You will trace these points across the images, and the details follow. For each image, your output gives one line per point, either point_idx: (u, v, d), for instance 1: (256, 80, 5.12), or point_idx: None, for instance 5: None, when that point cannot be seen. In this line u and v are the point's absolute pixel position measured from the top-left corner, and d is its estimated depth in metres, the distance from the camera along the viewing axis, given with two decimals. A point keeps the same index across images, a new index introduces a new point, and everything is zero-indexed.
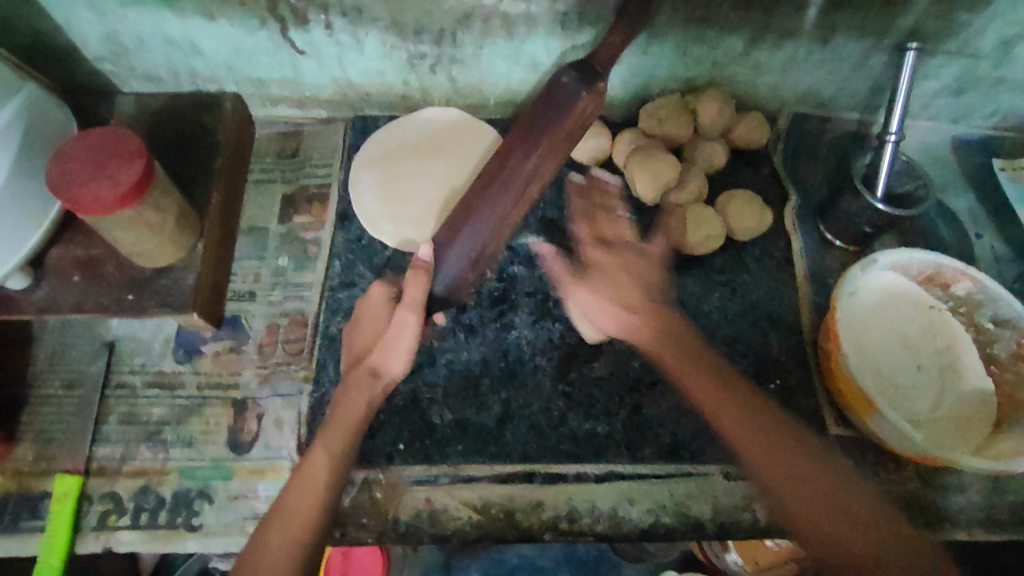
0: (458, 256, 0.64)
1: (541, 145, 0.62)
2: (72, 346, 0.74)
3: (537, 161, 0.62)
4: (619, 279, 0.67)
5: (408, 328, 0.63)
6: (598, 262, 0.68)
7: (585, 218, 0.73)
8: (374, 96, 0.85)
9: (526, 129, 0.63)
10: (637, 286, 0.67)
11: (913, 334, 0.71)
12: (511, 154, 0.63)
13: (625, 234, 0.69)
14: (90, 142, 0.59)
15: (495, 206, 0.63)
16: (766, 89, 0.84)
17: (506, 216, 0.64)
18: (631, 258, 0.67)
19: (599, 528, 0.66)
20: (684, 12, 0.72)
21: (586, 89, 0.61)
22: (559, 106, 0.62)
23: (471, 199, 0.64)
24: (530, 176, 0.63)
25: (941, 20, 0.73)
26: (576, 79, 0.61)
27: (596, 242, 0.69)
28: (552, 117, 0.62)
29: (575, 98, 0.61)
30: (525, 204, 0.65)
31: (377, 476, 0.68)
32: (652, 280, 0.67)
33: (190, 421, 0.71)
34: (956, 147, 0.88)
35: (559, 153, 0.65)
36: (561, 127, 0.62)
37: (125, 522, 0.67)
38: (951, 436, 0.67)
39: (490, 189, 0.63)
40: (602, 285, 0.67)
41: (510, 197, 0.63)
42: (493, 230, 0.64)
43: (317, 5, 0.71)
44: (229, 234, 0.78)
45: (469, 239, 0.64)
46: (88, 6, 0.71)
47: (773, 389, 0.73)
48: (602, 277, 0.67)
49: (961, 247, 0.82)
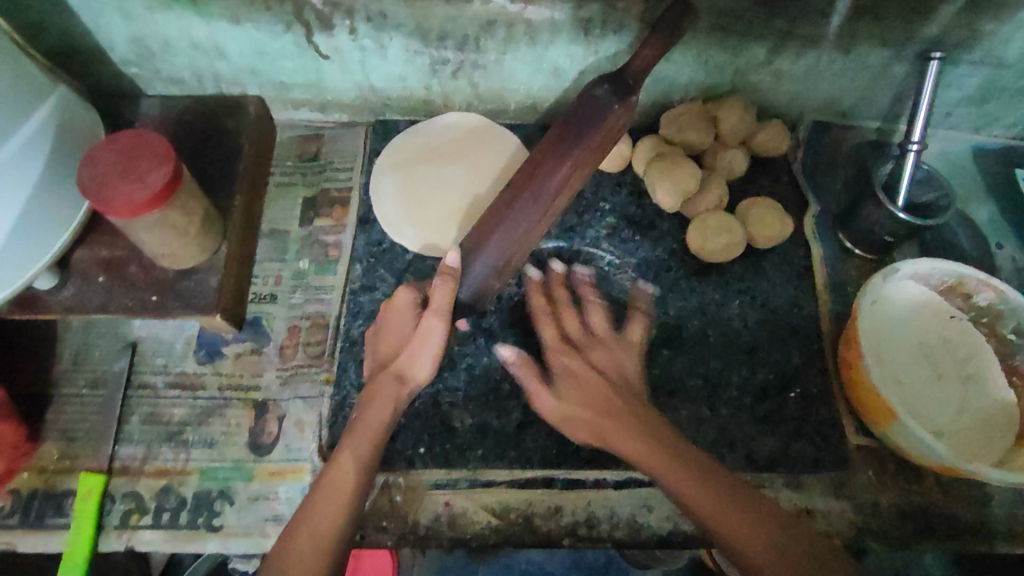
0: (484, 264, 0.65)
1: (573, 155, 0.64)
2: (96, 345, 0.74)
3: (570, 170, 0.65)
4: (588, 381, 0.64)
5: (436, 334, 0.64)
6: (566, 366, 0.66)
7: (547, 317, 0.70)
8: (395, 101, 0.86)
9: (557, 140, 0.65)
10: (607, 387, 0.64)
11: (933, 344, 0.71)
12: (542, 164, 0.65)
13: (595, 326, 0.69)
14: (120, 145, 0.60)
15: (527, 214, 0.64)
16: (787, 97, 0.84)
17: (536, 224, 0.65)
18: (602, 356, 0.67)
19: (617, 534, 0.67)
20: (707, 20, 0.73)
21: (619, 102, 0.64)
22: (591, 120, 0.64)
23: (503, 205, 0.65)
24: (561, 184, 0.65)
25: (966, 29, 0.73)
26: (609, 92, 0.64)
27: (563, 342, 0.68)
28: (584, 131, 0.64)
29: (608, 109, 0.64)
30: (552, 214, 0.67)
31: (397, 479, 0.68)
32: (612, 369, 0.66)
33: (211, 422, 0.72)
34: (977, 156, 0.88)
35: (587, 166, 0.67)
36: (592, 140, 0.65)
37: (147, 522, 0.67)
38: (973, 447, 0.67)
39: (521, 198, 0.65)
40: (570, 387, 0.65)
41: (541, 206, 0.65)
42: (522, 237, 0.65)
43: (342, 10, 0.72)
44: (251, 237, 0.78)
45: (498, 246, 0.64)
46: (117, 10, 0.72)
47: (793, 398, 0.72)
48: (568, 381, 0.65)
49: (983, 257, 0.81)
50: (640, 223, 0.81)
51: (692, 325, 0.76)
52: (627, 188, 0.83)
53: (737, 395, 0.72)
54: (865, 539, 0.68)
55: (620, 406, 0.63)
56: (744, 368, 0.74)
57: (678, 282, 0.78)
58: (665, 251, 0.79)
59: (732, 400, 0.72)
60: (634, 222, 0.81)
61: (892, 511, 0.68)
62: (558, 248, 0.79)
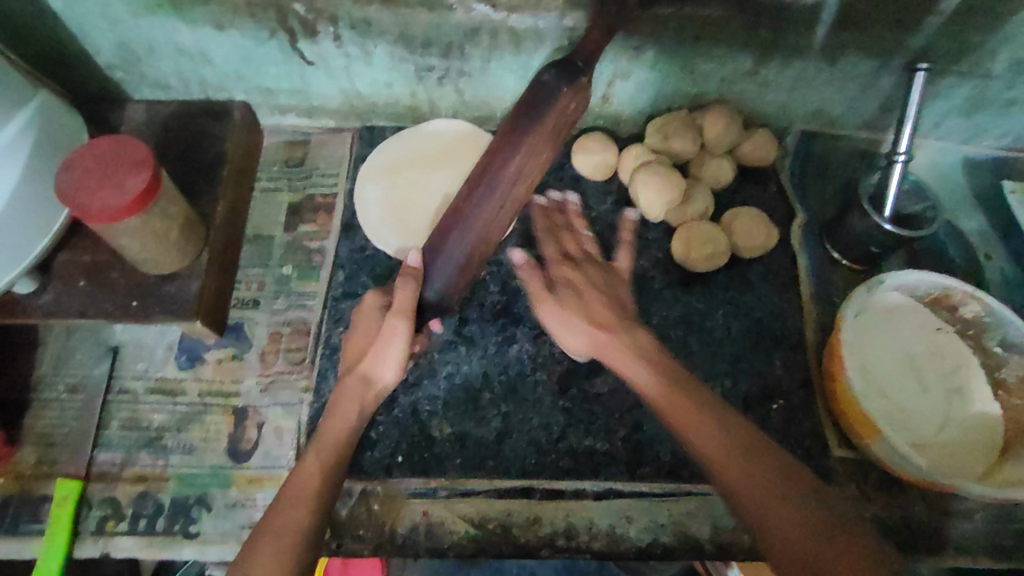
0: (447, 262, 0.64)
1: (524, 144, 0.63)
2: (77, 350, 0.74)
3: (523, 159, 0.64)
4: (588, 312, 0.62)
5: (398, 337, 0.63)
6: (565, 275, 0.65)
7: (549, 236, 0.71)
8: (381, 106, 0.85)
9: (509, 131, 0.64)
10: (609, 306, 0.63)
11: (919, 357, 0.71)
12: (495, 158, 0.64)
13: (589, 250, 0.69)
14: (99, 150, 0.59)
15: (484, 208, 0.64)
16: (774, 107, 0.84)
17: (495, 217, 0.65)
18: (597, 275, 0.65)
19: (596, 546, 0.66)
20: (692, 29, 0.72)
21: (568, 86, 0.62)
22: (541, 105, 0.63)
23: (460, 203, 0.65)
24: (517, 175, 0.64)
25: (952, 40, 0.72)
26: (556, 77, 0.63)
27: (562, 256, 0.68)
28: (536, 119, 0.63)
29: (556, 95, 0.63)
30: (512, 206, 0.66)
31: (375, 488, 0.68)
32: (615, 290, 0.65)
33: (191, 428, 0.71)
34: (967, 167, 0.87)
35: (545, 155, 0.66)
36: (544, 126, 0.63)
37: (123, 528, 0.67)
38: (956, 463, 0.66)
39: (477, 192, 0.65)
40: (572, 299, 0.63)
41: (498, 197, 0.65)
42: (484, 229, 0.65)
43: (326, 17, 0.72)
44: (235, 243, 0.78)
45: (459, 242, 0.64)
46: (101, 16, 0.72)
47: (776, 410, 0.72)
48: (567, 288, 0.64)
49: (971, 270, 0.81)
50: (626, 231, 0.81)
51: (676, 335, 0.75)
52: (613, 197, 0.83)
53: None
54: None
55: (623, 330, 0.61)
56: (727, 379, 0.73)
57: (662, 291, 0.78)
58: (650, 259, 0.79)
59: None
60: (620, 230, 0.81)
61: (877, 525, 0.67)
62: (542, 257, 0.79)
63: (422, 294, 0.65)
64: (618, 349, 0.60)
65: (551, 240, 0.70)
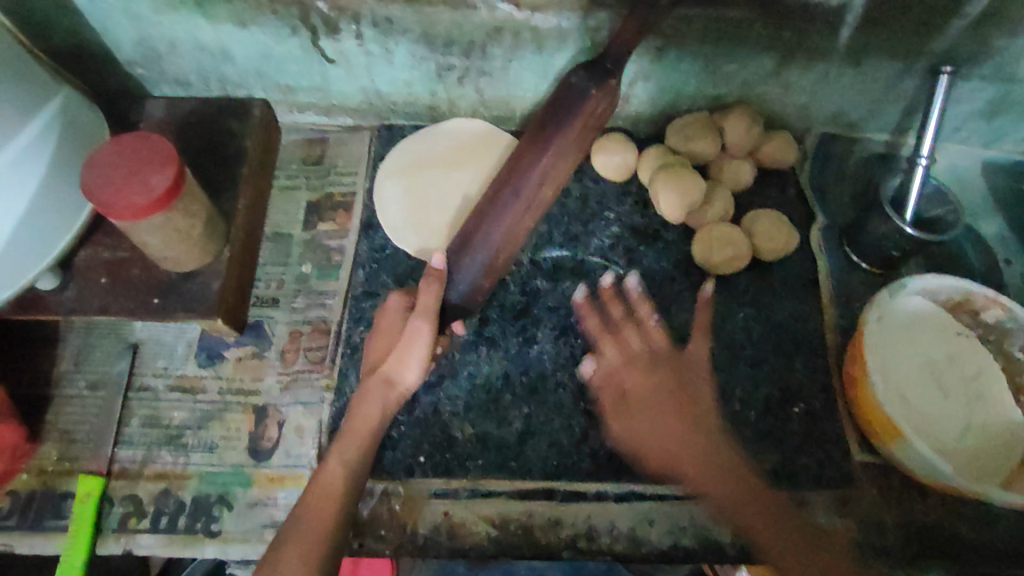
0: (472, 262, 0.64)
1: (552, 145, 0.64)
2: (96, 347, 0.74)
3: (549, 161, 0.64)
4: (655, 416, 0.64)
5: (422, 337, 0.63)
6: (631, 386, 0.66)
7: (608, 336, 0.70)
8: (400, 105, 0.85)
9: (537, 132, 0.65)
10: (671, 409, 0.64)
11: (941, 362, 0.70)
12: (521, 160, 0.65)
13: (653, 341, 0.68)
14: (126, 147, 0.59)
15: (509, 209, 0.64)
16: (795, 109, 0.83)
17: (520, 218, 0.65)
18: (662, 371, 0.66)
19: (618, 548, 0.66)
20: (715, 31, 0.72)
21: (596, 88, 0.63)
22: (571, 108, 0.64)
23: (485, 204, 0.66)
24: (543, 177, 0.65)
25: (977, 43, 0.72)
26: (585, 79, 0.64)
27: (625, 359, 0.68)
28: (566, 120, 0.64)
29: (585, 97, 0.63)
30: (538, 209, 0.66)
31: (396, 488, 0.68)
32: (677, 381, 0.66)
33: (211, 426, 0.71)
34: (987, 171, 0.87)
35: (571, 158, 0.66)
36: (573, 129, 0.64)
37: (145, 525, 0.67)
38: (979, 468, 0.66)
39: (503, 193, 0.65)
40: (638, 413, 0.65)
41: (523, 200, 0.65)
42: (510, 231, 0.65)
43: (349, 15, 0.72)
44: (255, 241, 0.78)
45: (484, 243, 0.64)
46: (123, 12, 0.72)
47: (797, 413, 0.72)
48: (635, 399, 0.66)
49: (990, 275, 0.81)
50: (645, 233, 0.80)
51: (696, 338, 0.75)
52: (633, 198, 0.83)
53: (741, 409, 0.72)
54: (868, 558, 0.67)
55: (683, 436, 0.63)
56: (747, 382, 0.73)
57: (682, 293, 0.77)
58: (669, 261, 0.79)
59: (735, 414, 0.72)
60: (640, 232, 0.81)
61: (897, 529, 0.68)
62: (562, 257, 0.79)
63: (446, 296, 0.66)
64: (641, 424, 0.65)
65: (608, 333, 0.70)
